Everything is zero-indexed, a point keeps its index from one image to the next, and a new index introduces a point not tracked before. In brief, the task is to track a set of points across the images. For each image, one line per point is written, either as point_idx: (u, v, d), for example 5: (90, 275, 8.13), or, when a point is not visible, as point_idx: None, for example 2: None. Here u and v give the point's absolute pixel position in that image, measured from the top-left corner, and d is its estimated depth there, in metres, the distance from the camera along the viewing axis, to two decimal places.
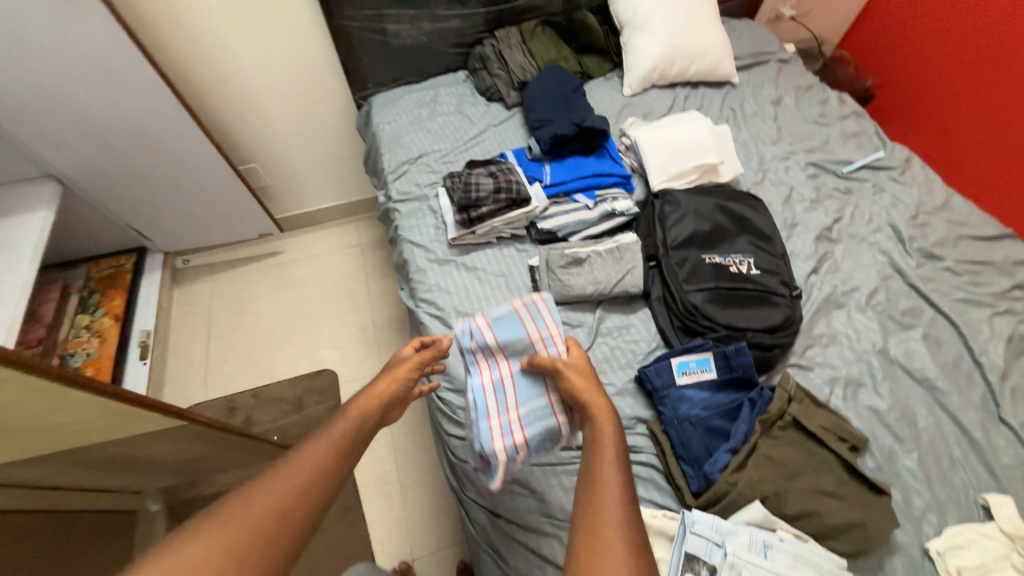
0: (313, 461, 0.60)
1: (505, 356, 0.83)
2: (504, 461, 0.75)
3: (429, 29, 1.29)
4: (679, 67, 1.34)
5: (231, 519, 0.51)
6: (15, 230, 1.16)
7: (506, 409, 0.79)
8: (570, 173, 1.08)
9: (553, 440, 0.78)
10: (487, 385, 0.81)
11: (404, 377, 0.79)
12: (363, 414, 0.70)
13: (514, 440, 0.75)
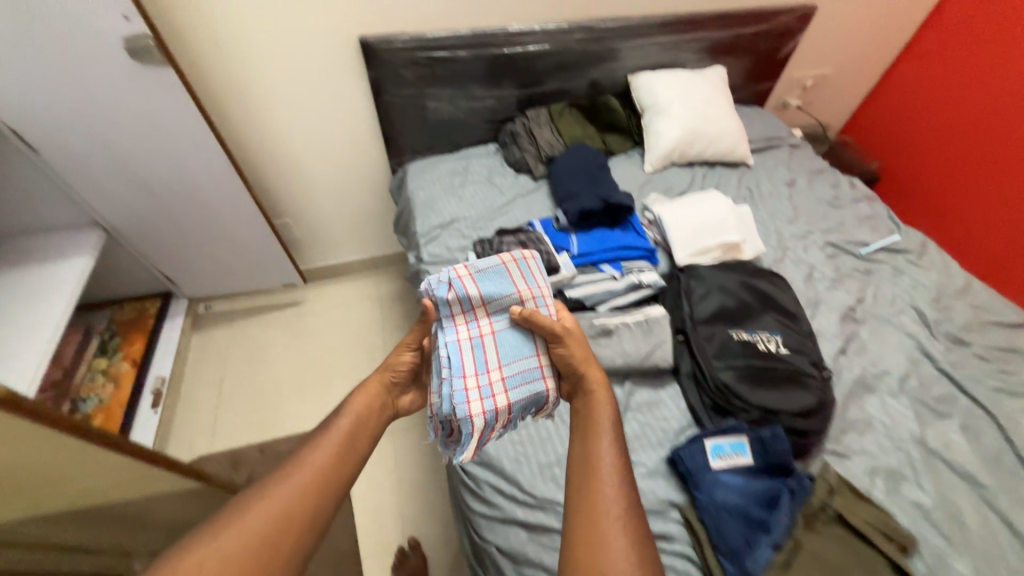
0: (315, 466, 0.66)
1: (486, 310, 0.81)
2: (483, 426, 0.76)
3: (466, 106, 1.38)
4: (697, 149, 1.43)
5: (241, 524, 0.59)
6: (57, 276, 1.19)
7: (485, 367, 0.79)
8: (597, 244, 1.12)
9: (537, 407, 0.79)
10: (465, 341, 0.79)
11: (399, 368, 0.82)
12: (362, 416, 0.74)
13: (498, 405, 0.75)
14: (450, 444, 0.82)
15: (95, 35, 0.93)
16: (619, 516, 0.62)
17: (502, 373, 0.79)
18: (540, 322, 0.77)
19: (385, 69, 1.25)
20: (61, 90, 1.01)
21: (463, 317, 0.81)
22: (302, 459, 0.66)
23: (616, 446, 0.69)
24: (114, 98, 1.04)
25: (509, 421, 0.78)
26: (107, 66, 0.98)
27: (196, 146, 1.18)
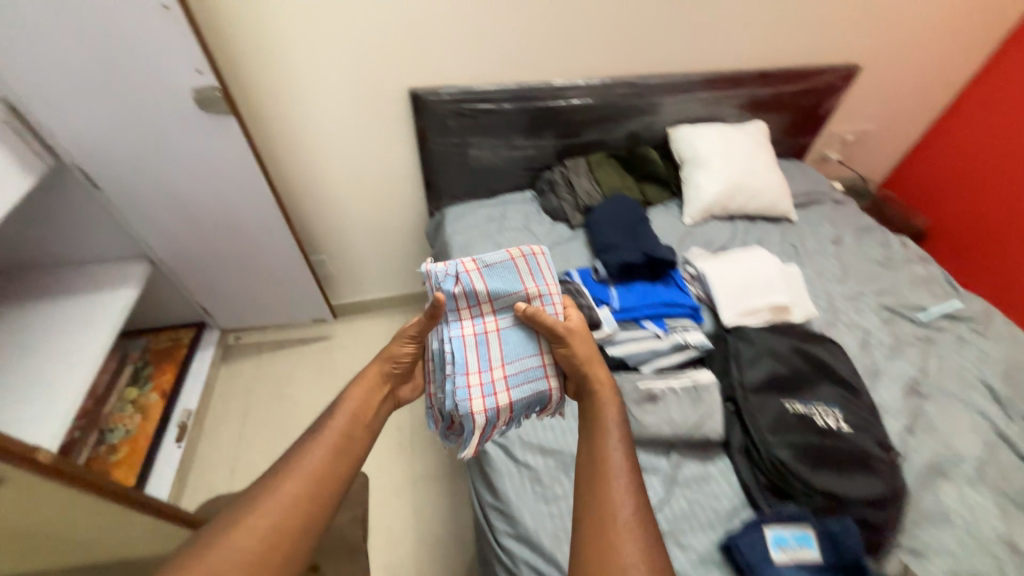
0: (311, 468, 0.67)
1: (493, 307, 0.83)
2: (484, 424, 0.77)
3: (506, 155, 1.40)
4: (738, 202, 1.40)
5: (242, 527, 0.61)
6: (100, 307, 1.22)
7: (489, 364, 0.80)
8: (639, 300, 1.08)
9: (538, 407, 0.80)
10: (469, 338, 0.80)
11: (398, 361, 0.80)
12: (360, 415, 0.74)
13: (500, 403, 0.77)
14: (451, 437, 0.84)
15: (167, 85, 0.98)
16: (631, 521, 0.62)
17: (505, 371, 0.80)
18: (546, 323, 0.78)
19: (432, 119, 1.27)
20: (127, 133, 1.04)
21: (468, 313, 0.82)
22: (299, 461, 0.67)
23: (625, 451, 0.69)
24: (176, 142, 1.08)
25: (511, 419, 0.80)
26: (174, 113, 1.02)
27: (247, 187, 1.21)
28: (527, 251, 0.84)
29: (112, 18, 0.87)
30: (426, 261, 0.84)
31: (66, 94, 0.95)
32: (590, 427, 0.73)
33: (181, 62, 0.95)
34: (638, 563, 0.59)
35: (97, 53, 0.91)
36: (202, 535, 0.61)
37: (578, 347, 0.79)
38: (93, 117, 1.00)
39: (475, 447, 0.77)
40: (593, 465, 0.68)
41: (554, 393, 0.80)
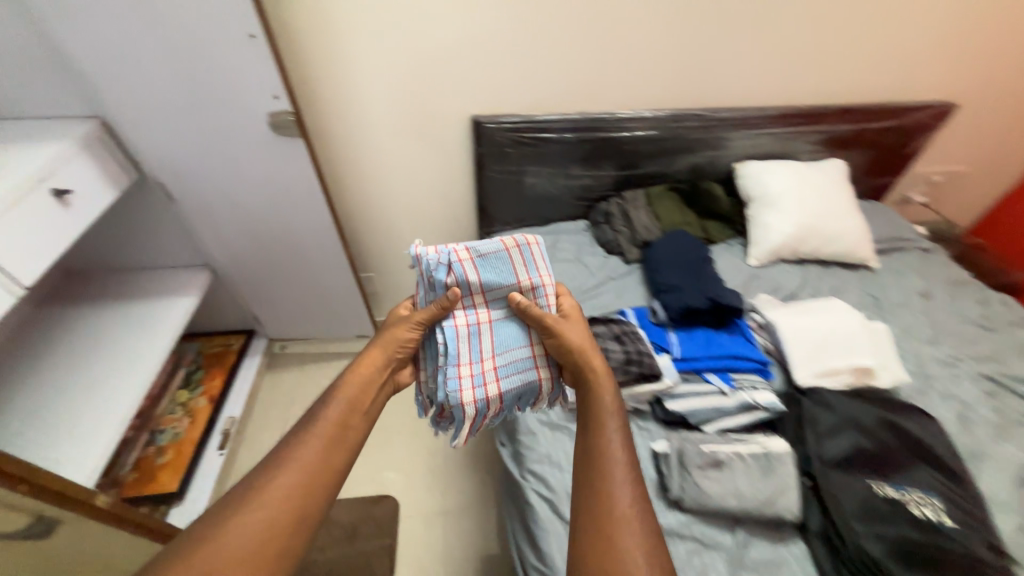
0: (309, 459, 0.67)
1: (486, 299, 0.86)
2: (475, 413, 0.82)
3: (563, 184, 1.37)
4: (811, 246, 1.30)
5: (239, 520, 0.60)
6: (162, 313, 1.26)
7: (480, 355, 0.84)
8: (702, 348, 1.01)
9: (527, 399, 0.86)
10: (461, 329, 0.83)
11: (397, 351, 0.81)
12: (356, 404, 0.75)
13: (489, 394, 0.82)
14: (440, 427, 0.87)
15: (245, 108, 1.01)
16: (630, 512, 0.62)
17: (495, 362, 0.84)
18: (537, 317, 0.83)
19: (491, 146, 1.26)
20: (203, 152, 1.08)
21: (462, 306, 0.85)
22: (296, 453, 0.67)
23: (623, 442, 0.70)
24: (247, 162, 1.10)
25: (500, 409, 0.85)
26: (249, 135, 1.05)
27: (308, 206, 1.23)
28: (521, 243, 0.86)
29: (202, 46, 0.90)
30: (418, 246, 0.85)
31: (153, 113, 0.99)
32: (587, 417, 0.74)
33: (261, 87, 0.97)
34: (638, 553, 0.58)
35: (185, 77, 0.95)
36: (193, 534, 0.60)
37: (571, 337, 0.81)
38: (175, 135, 1.04)
39: (465, 435, 0.82)
40: (591, 453, 0.69)
41: (545, 385, 0.85)
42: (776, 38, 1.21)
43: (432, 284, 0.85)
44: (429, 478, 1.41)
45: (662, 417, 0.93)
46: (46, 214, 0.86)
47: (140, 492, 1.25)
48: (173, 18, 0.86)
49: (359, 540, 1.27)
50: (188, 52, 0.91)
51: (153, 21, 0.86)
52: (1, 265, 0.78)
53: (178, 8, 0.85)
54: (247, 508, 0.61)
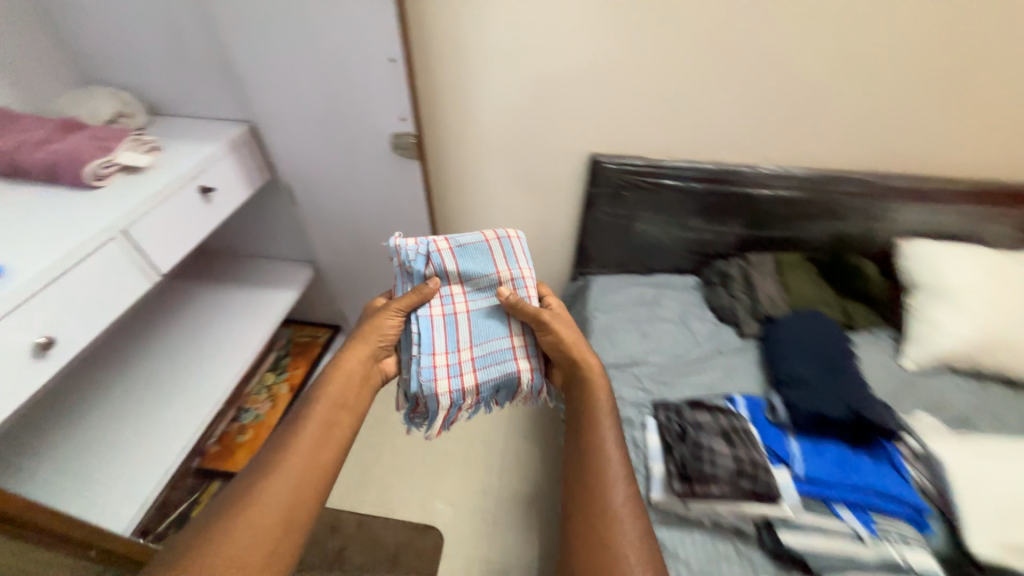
0: (303, 458, 0.67)
1: (464, 291, 0.85)
2: (450, 404, 0.79)
3: (677, 236, 1.23)
4: (998, 359, 1.01)
5: (238, 522, 0.59)
6: (268, 304, 1.32)
7: (457, 345, 0.82)
8: (838, 473, 0.80)
9: (506, 394, 0.82)
10: (437, 318, 0.82)
11: (379, 342, 0.82)
12: (342, 399, 0.76)
13: (465, 384, 0.78)
14: (413, 422, 0.83)
15: (372, 127, 1.02)
16: (623, 511, 0.64)
17: (472, 351, 0.82)
18: (530, 312, 0.80)
19: (607, 186, 1.16)
20: (328, 162, 1.12)
21: (439, 301, 0.83)
22: (289, 452, 0.67)
23: (617, 446, 0.72)
24: (363, 175, 1.13)
25: (475, 403, 0.81)
26: (371, 151, 1.07)
27: (411, 223, 1.22)
28: (501, 235, 0.86)
29: (346, 67, 0.92)
30: (397, 237, 0.85)
31: (292, 123, 1.05)
32: (580, 417, 0.75)
33: (391, 109, 0.97)
34: (631, 549, 0.60)
35: (325, 94, 0.98)
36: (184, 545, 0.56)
37: (562, 333, 0.80)
38: (307, 144, 1.09)
39: (438, 427, 0.79)
40: (586, 453, 0.71)
41: (524, 376, 0.81)
42: (992, 98, 0.97)
43: (410, 274, 0.85)
44: (478, 521, 1.33)
45: (771, 548, 0.76)
46: (191, 208, 0.93)
47: (219, 466, 1.34)
48: (325, 39, 0.89)
49: (399, 570, 1.23)
50: (333, 71, 0.94)
51: (307, 39, 0.89)
52: (150, 250, 0.85)
53: (332, 30, 0.87)
54: (245, 508, 0.60)
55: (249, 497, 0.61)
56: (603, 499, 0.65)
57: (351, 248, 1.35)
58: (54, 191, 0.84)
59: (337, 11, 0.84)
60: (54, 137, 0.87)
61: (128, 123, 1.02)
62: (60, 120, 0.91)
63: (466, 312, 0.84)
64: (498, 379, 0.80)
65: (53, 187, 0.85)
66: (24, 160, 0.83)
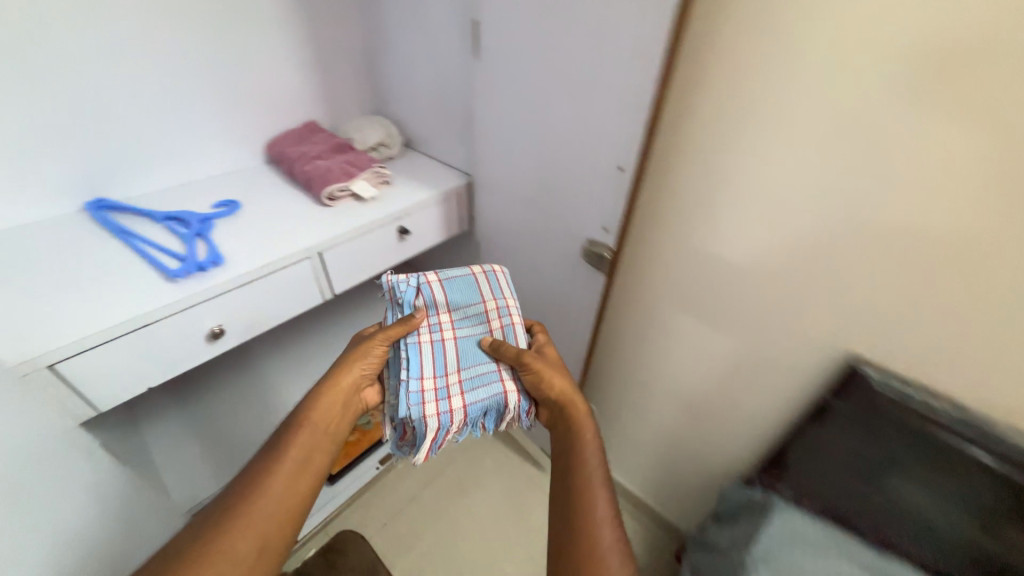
0: (278, 495, 0.68)
1: (451, 322, 0.83)
2: (438, 429, 0.76)
3: (973, 545, 0.72)
4: None
5: (209, 556, 0.61)
6: None
7: (444, 371, 0.80)
8: None
9: (494, 417, 0.80)
10: (426, 344, 0.80)
11: (361, 371, 0.79)
12: (318, 432, 0.75)
13: (453, 407, 0.76)
14: (400, 447, 0.82)
15: (570, 223, 0.89)
16: (614, 548, 0.67)
17: (460, 376, 0.80)
18: (514, 351, 0.81)
19: (859, 413, 0.75)
20: (515, 237, 1.04)
21: (428, 330, 0.82)
22: (263, 488, 0.68)
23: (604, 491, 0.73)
24: (541, 264, 1.01)
25: (460, 429, 0.78)
26: (558, 245, 0.94)
27: (568, 329, 1.05)
28: (488, 267, 0.90)
29: (568, 156, 0.81)
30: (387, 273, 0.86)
31: (500, 191, 1.01)
32: (567, 456, 0.78)
33: (596, 213, 0.82)
34: None
35: (538, 176, 0.89)
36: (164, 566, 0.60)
37: (555, 382, 0.80)
38: (504, 215, 1.04)
39: (424, 452, 0.75)
40: (579, 492, 0.73)
41: (511, 398, 0.81)
42: None
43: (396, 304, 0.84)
44: None
45: None
46: (384, 244, 0.99)
47: None
48: (559, 126, 0.80)
49: None
50: (554, 157, 0.84)
51: (542, 120, 0.82)
52: (334, 278, 0.92)
53: (570, 117, 0.77)
54: (218, 539, 0.63)
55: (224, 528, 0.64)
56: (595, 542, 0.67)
57: None
58: (304, 197, 1.00)
59: (583, 101, 0.74)
60: (325, 154, 1.04)
61: (381, 155, 1.17)
62: (338, 141, 1.08)
63: (453, 341, 0.83)
64: (485, 403, 0.79)
65: (305, 194, 1.01)
66: (299, 168, 1.01)
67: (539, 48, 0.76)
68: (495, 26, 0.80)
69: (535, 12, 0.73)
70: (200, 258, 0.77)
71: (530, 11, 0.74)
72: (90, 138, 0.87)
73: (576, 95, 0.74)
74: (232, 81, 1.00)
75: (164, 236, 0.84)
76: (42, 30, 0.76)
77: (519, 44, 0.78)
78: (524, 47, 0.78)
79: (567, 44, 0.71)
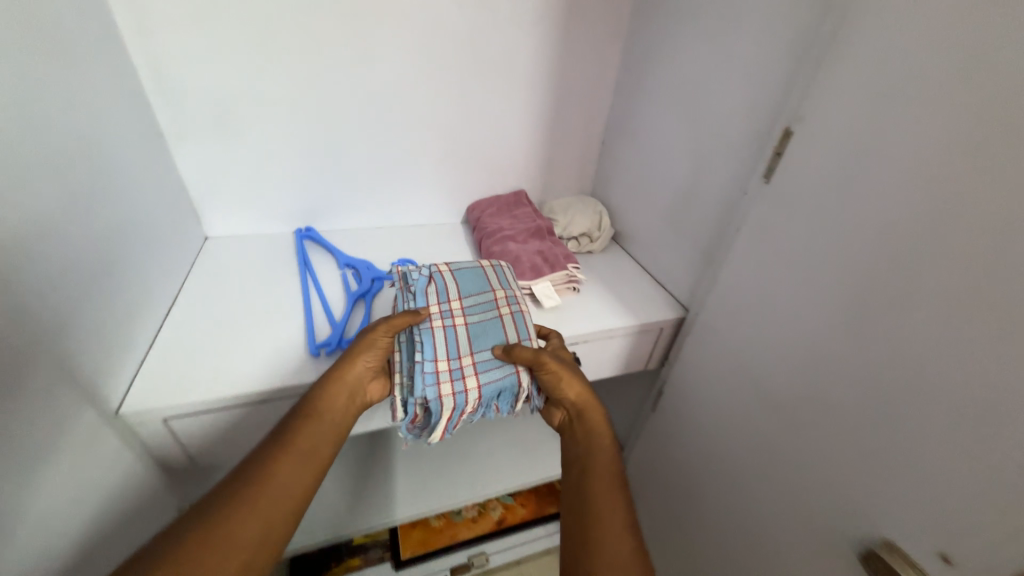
0: (276, 502, 0.51)
1: (465, 309, 0.70)
2: (455, 411, 0.63)
3: None
4: None
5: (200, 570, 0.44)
6: (538, 465, 1.11)
7: (459, 354, 0.66)
8: None
9: (511, 399, 0.66)
10: (436, 326, 0.68)
11: (369, 366, 0.62)
12: (325, 422, 0.58)
13: (465, 386, 0.63)
14: (409, 434, 0.65)
15: (858, 481, 0.52)
16: None
17: (475, 358, 0.66)
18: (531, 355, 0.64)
19: None
20: (727, 425, 0.71)
21: (442, 315, 0.69)
22: (255, 489, 0.51)
23: (605, 488, 0.59)
24: (760, 488, 0.65)
25: (477, 409, 0.65)
26: (810, 490, 0.58)
27: None
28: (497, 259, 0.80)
29: (911, 393, 0.46)
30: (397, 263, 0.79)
31: (726, 355, 0.70)
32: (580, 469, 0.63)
33: (937, 513, 0.45)
34: None
35: (818, 380, 0.56)
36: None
37: (573, 385, 0.65)
38: (720, 389, 0.72)
39: (437, 433, 0.62)
40: (585, 493, 0.59)
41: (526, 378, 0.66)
42: None
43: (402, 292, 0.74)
44: None
45: None
46: None
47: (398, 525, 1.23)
48: (916, 341, 0.45)
49: None
50: (871, 375, 0.50)
51: (873, 314, 0.49)
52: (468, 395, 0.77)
53: (952, 341, 0.43)
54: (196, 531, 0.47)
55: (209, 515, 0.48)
56: (600, 550, 0.53)
57: (654, 503, 0.91)
58: None
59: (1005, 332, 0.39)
60: (520, 236, 0.90)
61: (578, 248, 0.98)
62: (540, 224, 0.94)
63: (468, 325, 0.70)
64: (499, 384, 0.65)
65: None
66: (488, 245, 0.90)
67: (927, 212, 0.44)
68: (834, 156, 0.52)
69: (945, 158, 0.42)
70: (347, 335, 0.68)
71: (933, 153, 0.43)
72: (323, 174, 0.89)
73: (994, 318, 0.40)
74: (461, 142, 0.95)
75: (335, 285, 0.79)
76: (318, 75, 0.80)
77: (879, 194, 0.48)
78: (890, 202, 0.47)
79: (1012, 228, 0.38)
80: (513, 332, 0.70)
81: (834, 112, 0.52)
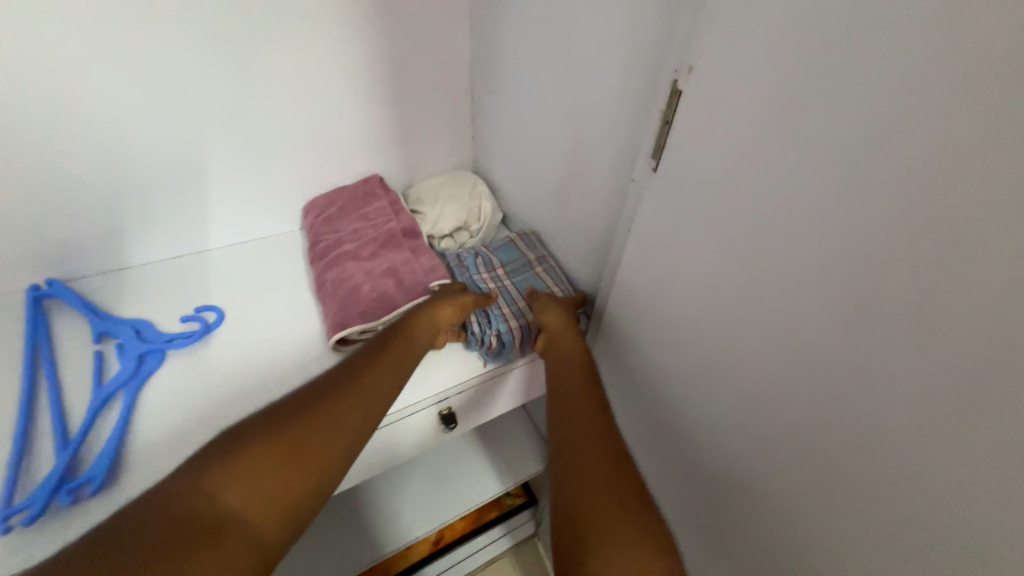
0: (338, 422, 0.45)
1: (509, 270, 0.69)
2: (522, 337, 0.63)
3: None
4: None
5: (235, 469, 0.40)
6: (462, 492, 0.98)
7: (514, 301, 0.66)
8: None
9: None
10: (488, 281, 0.68)
11: (451, 316, 0.59)
12: (413, 352, 0.54)
13: (527, 315, 0.63)
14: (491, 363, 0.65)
15: (783, 553, 0.42)
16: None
17: (527, 299, 0.66)
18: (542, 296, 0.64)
19: None
20: (643, 464, 0.59)
21: (490, 276, 0.69)
22: (315, 409, 0.45)
23: (593, 398, 0.54)
24: (684, 544, 0.55)
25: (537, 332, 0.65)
26: (731, 548, 0.48)
27: None
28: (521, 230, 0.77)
29: (864, 483, 0.33)
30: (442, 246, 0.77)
31: (633, 379, 0.57)
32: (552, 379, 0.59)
33: None
34: None
35: (743, 438, 0.43)
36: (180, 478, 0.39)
37: (548, 310, 0.62)
38: (632, 424, 0.59)
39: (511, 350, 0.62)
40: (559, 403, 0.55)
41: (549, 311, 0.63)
42: None
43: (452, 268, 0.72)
44: None
45: None
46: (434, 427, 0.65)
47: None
48: (862, 415, 0.32)
49: None
50: (809, 448, 0.37)
51: (806, 371, 0.35)
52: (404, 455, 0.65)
53: (896, 409, 0.30)
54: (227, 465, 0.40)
55: (245, 451, 0.41)
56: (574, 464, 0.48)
57: None
58: (317, 317, 0.64)
59: (997, 440, 0.26)
60: (366, 250, 0.66)
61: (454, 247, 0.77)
62: (391, 227, 0.70)
63: (515, 281, 0.68)
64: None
65: (320, 311, 0.65)
66: (322, 268, 0.66)
67: (861, 234, 0.29)
68: (749, 143, 0.34)
69: (885, 155, 0.27)
70: (76, 468, 0.45)
71: (897, 155, 0.26)
72: (28, 205, 0.61)
73: (977, 408, 0.26)
74: (256, 124, 0.70)
75: (87, 369, 0.54)
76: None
77: (811, 209, 0.32)
78: (824, 226, 0.31)
79: (1017, 292, 0.23)
80: (549, 279, 0.69)
81: (735, 73, 0.34)
